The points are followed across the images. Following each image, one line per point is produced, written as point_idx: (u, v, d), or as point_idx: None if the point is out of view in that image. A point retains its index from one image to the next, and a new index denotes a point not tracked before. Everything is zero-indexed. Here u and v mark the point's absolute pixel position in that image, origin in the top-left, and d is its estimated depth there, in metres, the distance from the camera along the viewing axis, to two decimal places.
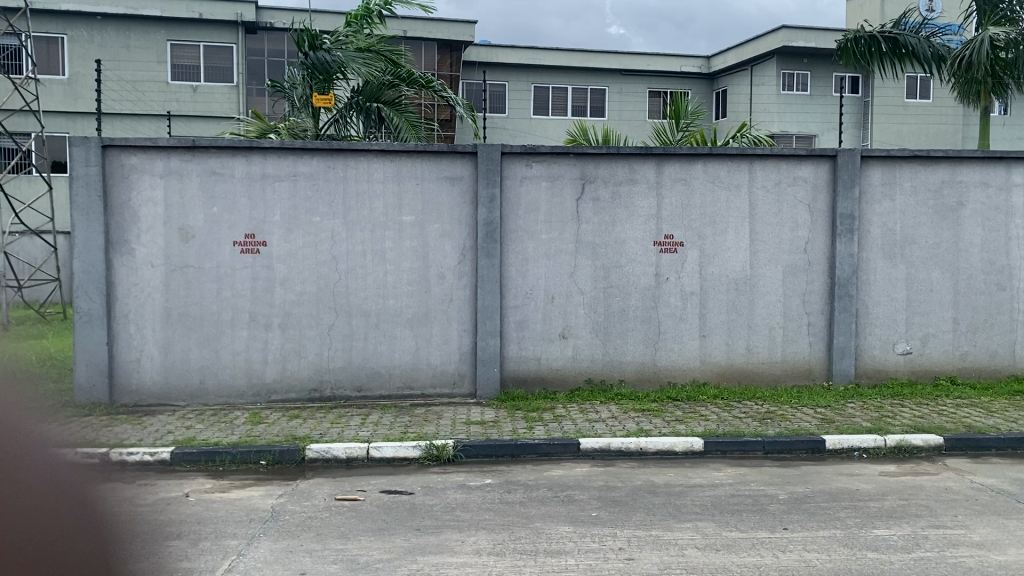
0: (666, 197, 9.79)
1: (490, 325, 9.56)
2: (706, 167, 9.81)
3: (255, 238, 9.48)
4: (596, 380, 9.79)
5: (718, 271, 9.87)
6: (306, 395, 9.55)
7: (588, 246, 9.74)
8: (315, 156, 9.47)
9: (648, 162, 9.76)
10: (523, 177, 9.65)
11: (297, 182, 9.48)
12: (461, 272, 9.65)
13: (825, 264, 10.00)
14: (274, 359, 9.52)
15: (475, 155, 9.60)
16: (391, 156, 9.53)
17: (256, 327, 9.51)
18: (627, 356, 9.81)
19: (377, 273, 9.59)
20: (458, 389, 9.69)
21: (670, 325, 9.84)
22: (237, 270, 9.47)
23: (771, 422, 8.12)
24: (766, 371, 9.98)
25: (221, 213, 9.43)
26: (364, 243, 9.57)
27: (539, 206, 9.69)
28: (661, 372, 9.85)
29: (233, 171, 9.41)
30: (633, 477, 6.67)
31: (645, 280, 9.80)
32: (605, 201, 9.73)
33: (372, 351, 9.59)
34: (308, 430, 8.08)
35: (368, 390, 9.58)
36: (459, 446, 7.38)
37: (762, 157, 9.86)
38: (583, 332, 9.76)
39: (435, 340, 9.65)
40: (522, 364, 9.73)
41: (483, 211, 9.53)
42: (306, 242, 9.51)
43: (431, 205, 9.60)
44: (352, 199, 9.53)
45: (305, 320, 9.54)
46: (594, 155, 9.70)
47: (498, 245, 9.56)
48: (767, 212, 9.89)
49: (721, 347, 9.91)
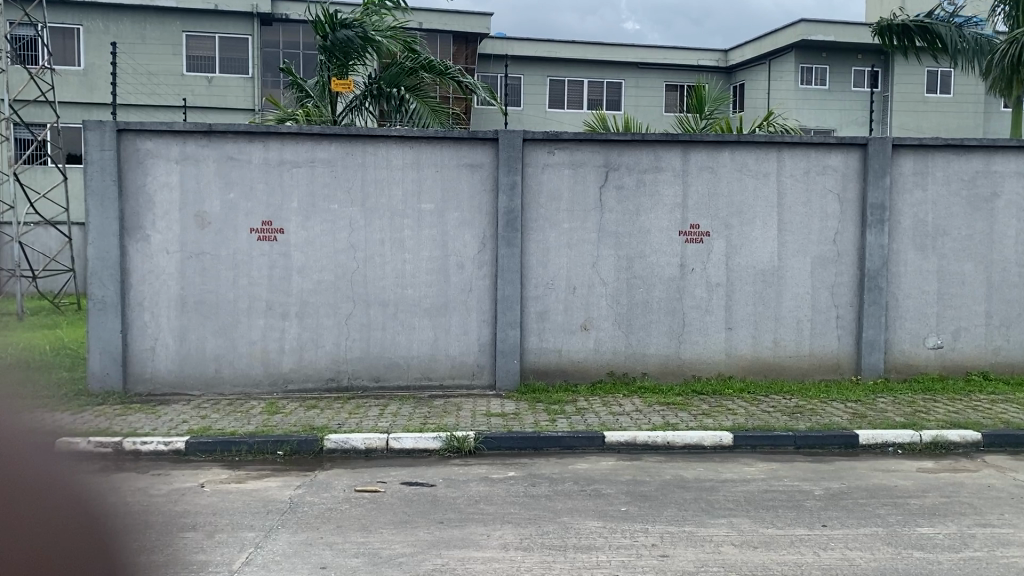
0: (692, 186, 9.55)
1: (510, 316, 9.35)
2: (733, 155, 9.56)
3: (272, 226, 9.30)
4: (618, 373, 9.56)
5: (744, 262, 9.64)
6: (324, 386, 9.38)
7: (612, 236, 9.51)
8: (334, 142, 9.29)
9: (673, 150, 9.52)
10: (545, 164, 9.43)
11: (316, 168, 9.29)
12: (481, 261, 9.44)
13: (854, 255, 9.74)
14: (291, 348, 9.36)
15: (496, 141, 9.39)
16: (411, 143, 9.33)
17: (273, 316, 9.34)
18: (651, 348, 9.59)
19: (395, 262, 9.39)
20: (477, 380, 9.49)
21: (695, 316, 9.61)
22: (253, 257, 9.30)
23: (800, 416, 7.89)
24: (793, 365, 9.73)
25: (238, 200, 9.27)
26: (382, 231, 9.38)
27: (561, 195, 9.47)
28: (685, 365, 9.63)
29: (250, 157, 9.25)
30: (661, 472, 6.46)
31: (670, 271, 9.57)
32: (629, 190, 9.50)
33: (391, 341, 9.40)
34: (325, 420, 7.90)
35: (386, 381, 9.40)
36: (480, 438, 7.18)
37: (791, 145, 9.60)
38: (605, 324, 9.54)
39: (455, 330, 9.45)
40: (542, 356, 9.52)
41: (504, 199, 9.31)
42: (324, 229, 9.33)
43: (452, 193, 9.39)
44: (370, 186, 9.34)
45: (323, 309, 9.36)
46: (618, 142, 9.47)
47: (519, 234, 9.35)
48: (795, 201, 9.64)
49: (747, 340, 9.68)
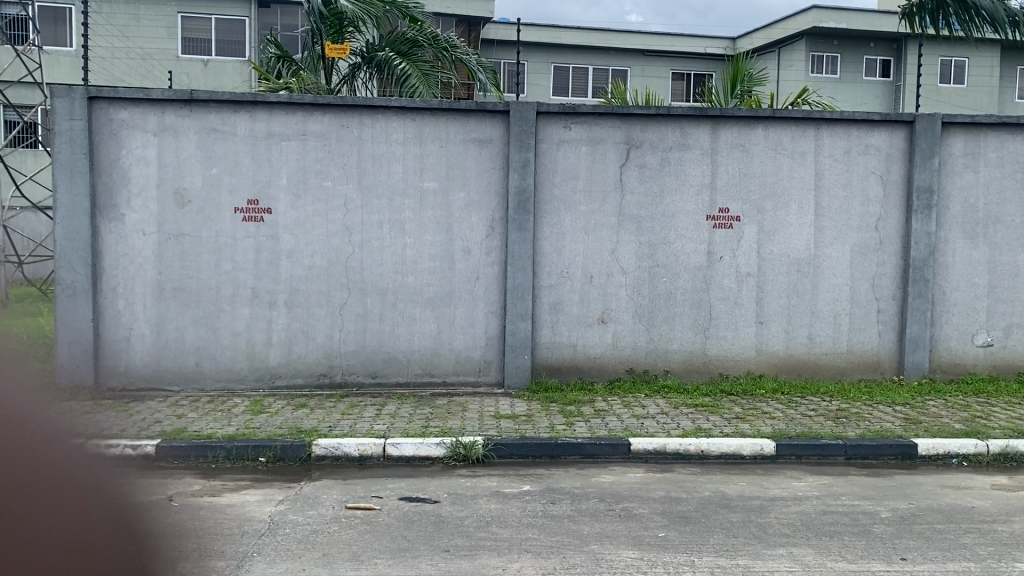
0: (722, 166, 8.69)
1: (521, 307, 8.50)
2: (767, 132, 8.71)
3: (259, 205, 8.44)
4: (639, 371, 8.71)
5: (778, 250, 8.78)
6: (315, 382, 8.53)
7: (633, 220, 8.65)
8: (328, 113, 8.42)
9: (701, 126, 8.65)
10: (560, 140, 8.56)
11: (308, 142, 8.43)
12: (489, 246, 8.58)
13: (898, 244, 8.88)
14: (279, 341, 8.50)
15: (507, 115, 8.52)
16: (412, 115, 8.47)
17: (259, 304, 8.48)
18: (674, 345, 8.73)
19: (395, 247, 8.54)
20: (483, 377, 8.63)
21: (722, 310, 8.76)
22: (238, 239, 8.44)
23: (847, 422, 7.04)
24: (830, 364, 8.89)
25: (222, 176, 8.40)
26: (381, 212, 8.51)
27: (578, 173, 8.60)
28: (711, 363, 8.78)
29: (235, 129, 8.38)
30: (699, 488, 5.62)
31: (696, 259, 8.71)
32: (652, 169, 8.64)
33: (389, 334, 8.55)
34: (314, 423, 7.04)
35: (384, 378, 8.55)
36: (489, 445, 6.33)
37: (831, 122, 8.74)
38: (624, 317, 8.68)
39: (459, 323, 8.59)
40: (555, 352, 8.66)
41: (515, 177, 8.45)
42: (316, 210, 8.47)
43: (457, 171, 8.52)
44: (368, 163, 8.48)
45: (314, 297, 8.51)
46: (641, 117, 8.60)
47: (531, 217, 8.49)
48: (835, 183, 8.79)
49: (780, 336, 8.83)
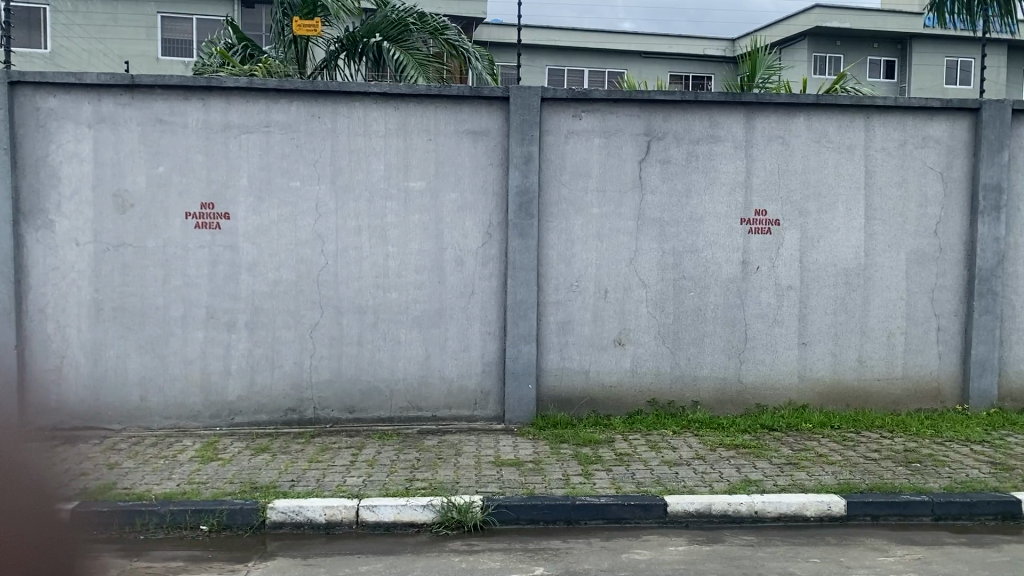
0: (757, 161, 7.46)
1: (524, 327, 7.23)
2: (809, 122, 7.49)
3: (214, 209, 7.15)
4: (662, 403, 7.44)
5: (822, 259, 7.56)
6: (283, 418, 7.24)
7: (654, 225, 7.39)
8: (295, 101, 7.16)
9: (733, 115, 7.42)
10: (569, 132, 7.30)
11: (272, 135, 7.15)
12: (487, 256, 7.31)
13: (962, 251, 7.65)
14: (239, 369, 7.20)
15: (506, 102, 7.27)
16: (395, 103, 7.21)
17: (215, 326, 7.18)
18: (703, 372, 7.48)
19: (375, 257, 7.25)
20: (480, 411, 7.35)
21: (759, 329, 7.51)
22: (189, 250, 7.15)
23: (925, 471, 5.78)
24: (884, 392, 7.65)
25: (171, 176, 7.12)
26: (359, 217, 7.23)
27: (591, 170, 7.33)
28: (747, 392, 7.53)
29: (185, 119, 7.10)
30: (764, 569, 4.34)
31: (728, 270, 7.47)
32: (677, 164, 7.39)
33: (369, 360, 7.26)
34: (271, 477, 5.72)
35: (363, 413, 7.26)
36: (490, 508, 5.04)
37: (883, 109, 7.53)
38: (645, 338, 7.42)
39: (452, 346, 7.31)
40: (565, 381, 7.38)
41: (517, 175, 7.18)
42: (282, 214, 7.19)
43: (448, 168, 7.26)
44: (343, 159, 7.20)
45: (280, 318, 7.21)
46: (663, 104, 7.35)
47: (535, 222, 7.22)
48: (888, 181, 7.58)
49: (825, 360, 7.59)
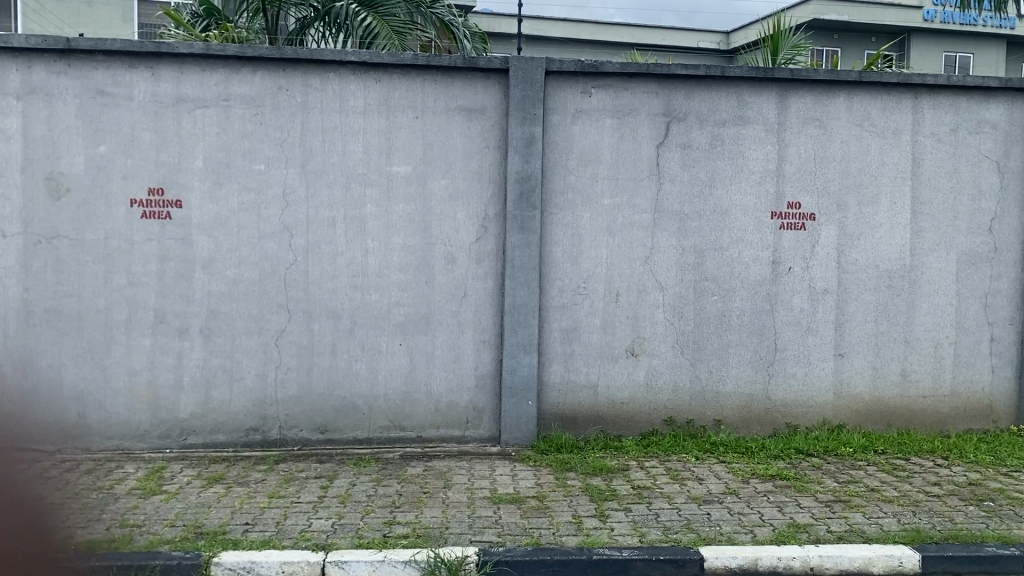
0: (791, 146, 6.53)
1: (523, 335, 6.28)
2: (851, 103, 6.56)
3: (165, 196, 6.15)
4: (680, 422, 6.50)
5: (863, 258, 6.63)
6: (243, 439, 6.26)
7: (673, 219, 6.44)
8: (260, 71, 6.17)
9: (764, 93, 6.48)
10: (576, 111, 6.34)
11: (232, 110, 6.16)
12: (481, 254, 6.34)
13: (1019, 251, 6.75)
14: (192, 383, 6.22)
15: (504, 75, 6.30)
16: (376, 75, 6.23)
17: (165, 332, 6.19)
18: (727, 387, 6.55)
19: (352, 253, 6.27)
20: (472, 431, 6.38)
21: (791, 338, 6.59)
22: (135, 244, 6.15)
23: (1001, 513, 4.88)
24: (930, 410, 6.75)
25: (114, 157, 6.10)
26: (333, 207, 6.25)
27: (601, 155, 6.37)
28: (776, 410, 6.61)
29: (131, 91, 6.08)
30: None
31: (757, 271, 6.53)
32: (700, 150, 6.44)
33: (344, 372, 6.29)
34: (222, 519, 4.74)
35: (336, 433, 6.29)
36: (487, 564, 4.09)
37: (934, 89, 6.61)
38: (661, 348, 6.47)
39: (440, 357, 6.34)
40: (569, 397, 6.42)
41: (516, 160, 6.22)
42: (244, 203, 6.20)
43: (437, 151, 6.28)
44: (315, 140, 6.22)
45: (240, 323, 6.22)
46: (684, 80, 6.41)
47: (538, 214, 6.27)
48: (937, 171, 6.66)
49: (864, 373, 6.68)
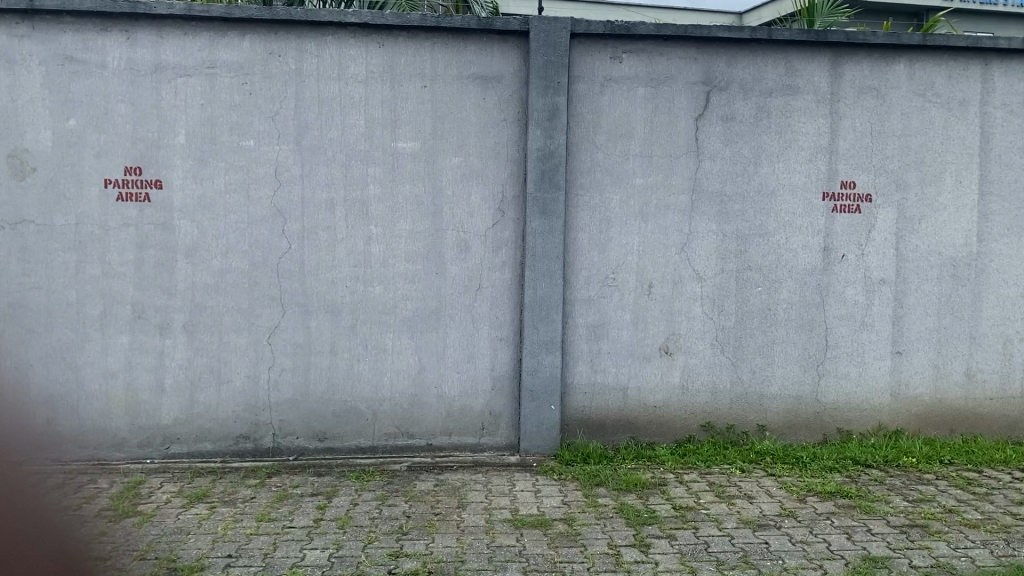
0: (846, 119, 5.80)
1: (546, 331, 5.60)
2: (912, 69, 5.83)
3: (142, 176, 5.47)
4: (720, 428, 5.82)
5: (924, 245, 5.92)
6: (233, 448, 5.60)
7: (713, 201, 5.74)
8: (249, 35, 5.47)
9: (816, 59, 5.75)
10: (605, 80, 5.63)
11: (218, 79, 5.46)
12: (497, 240, 5.65)
13: None
14: (176, 386, 5.56)
15: (524, 39, 5.59)
16: (380, 39, 5.53)
17: (144, 329, 5.53)
18: (772, 390, 5.86)
19: (354, 240, 5.59)
20: (488, 438, 5.71)
21: (844, 334, 5.89)
22: (110, 230, 5.47)
23: None
24: (998, 414, 6.04)
25: (84, 132, 5.41)
26: (332, 188, 5.56)
27: (633, 129, 5.66)
28: (827, 414, 5.91)
29: (102, 57, 5.38)
30: None
31: (806, 260, 5.83)
32: (744, 123, 5.72)
33: (344, 373, 5.62)
34: (203, 550, 4.10)
35: (336, 441, 5.63)
36: None
37: (1006, 54, 5.88)
38: (699, 345, 5.78)
39: (452, 356, 5.67)
40: (596, 401, 5.74)
41: (537, 135, 5.52)
42: (231, 184, 5.52)
43: (448, 125, 5.59)
44: (312, 112, 5.53)
45: (229, 319, 5.55)
46: (726, 44, 5.69)
47: (562, 195, 5.57)
48: (1009, 146, 5.93)
49: (925, 373, 5.97)
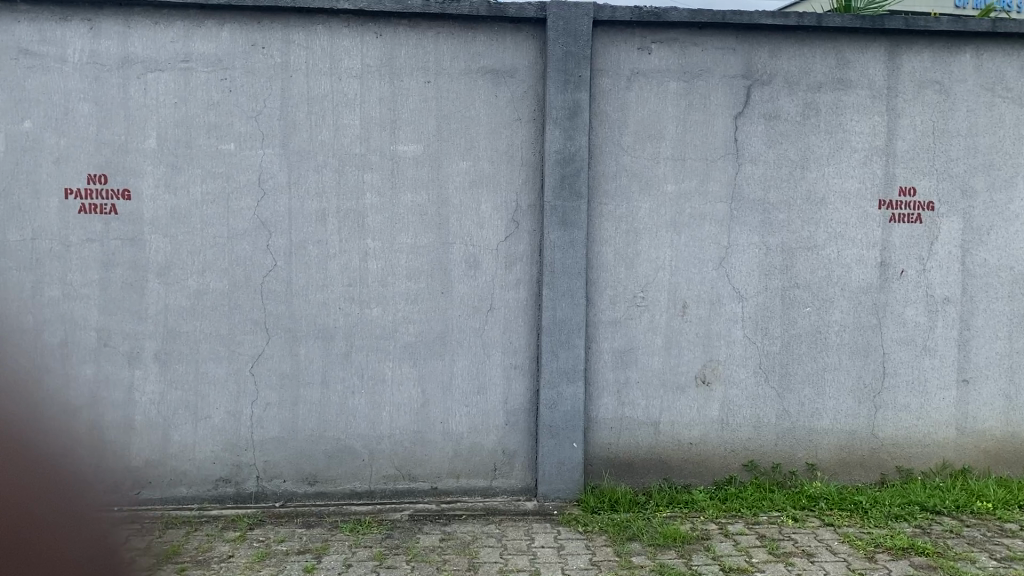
0: (904, 117, 5.13)
1: (567, 358, 4.92)
2: (979, 61, 5.15)
3: (108, 185, 4.81)
4: (764, 468, 5.13)
5: (994, 259, 5.23)
6: (211, 493, 4.93)
7: (755, 210, 5.07)
8: (228, 24, 4.82)
9: (870, 49, 5.08)
10: (632, 73, 4.97)
11: (193, 74, 4.81)
12: (511, 255, 4.99)
13: None
14: (146, 423, 4.89)
15: (540, 28, 4.94)
16: (377, 28, 4.88)
17: (110, 358, 4.85)
18: (823, 424, 5.17)
19: (348, 256, 4.93)
20: (501, 480, 5.02)
21: (903, 360, 5.20)
22: (71, 246, 4.81)
23: None
24: None
25: (42, 135, 4.76)
26: (323, 197, 4.91)
27: (664, 129, 5.00)
28: (885, 451, 5.22)
29: (62, 50, 4.74)
30: None
31: (860, 276, 5.15)
32: (789, 121, 5.06)
33: (338, 408, 4.95)
34: None
35: (329, 485, 4.96)
36: None
37: None
38: (740, 374, 5.10)
39: (460, 387, 4.99)
40: (624, 437, 5.05)
41: (556, 135, 4.86)
42: (210, 193, 4.86)
43: (455, 126, 4.93)
44: (300, 111, 4.87)
45: (206, 346, 4.89)
46: (769, 32, 5.03)
47: (584, 204, 4.90)
48: None
49: (996, 404, 5.28)
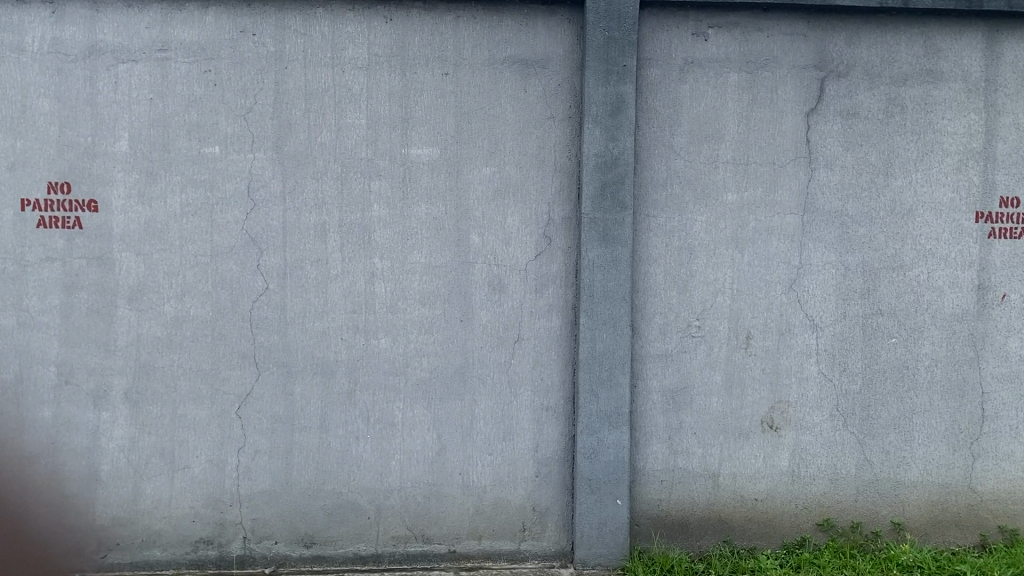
0: (1006, 115, 4.35)
1: (609, 398, 4.15)
2: None
3: (71, 195, 4.11)
4: (843, 528, 4.33)
5: None
6: (190, 556, 4.18)
7: (830, 224, 4.30)
8: (214, 7, 4.13)
9: (965, 35, 4.32)
10: (685, 63, 4.23)
11: (172, 65, 4.12)
12: (543, 277, 4.24)
13: None
14: (114, 474, 4.15)
15: (577, 10, 4.22)
16: (387, 11, 4.17)
17: (72, 398, 4.12)
18: (912, 476, 4.37)
19: (352, 278, 4.20)
20: (531, 542, 4.25)
21: (1007, 401, 4.39)
22: (28, 266, 4.10)
23: None
24: None
25: None
26: (324, 209, 4.19)
27: (723, 129, 4.25)
28: (985, 508, 4.40)
29: (20, 37, 4.06)
30: None
31: (954, 302, 4.36)
32: (870, 119, 4.30)
33: (339, 456, 4.20)
34: None
35: (328, 547, 4.21)
36: None
37: None
38: (814, 418, 4.31)
39: (484, 432, 4.23)
40: (676, 492, 4.27)
41: (596, 135, 4.12)
42: (191, 205, 4.15)
43: (478, 125, 4.20)
44: (297, 109, 4.17)
45: (185, 384, 4.16)
46: (846, 16, 4.28)
47: (629, 216, 4.15)
48: None
49: None
